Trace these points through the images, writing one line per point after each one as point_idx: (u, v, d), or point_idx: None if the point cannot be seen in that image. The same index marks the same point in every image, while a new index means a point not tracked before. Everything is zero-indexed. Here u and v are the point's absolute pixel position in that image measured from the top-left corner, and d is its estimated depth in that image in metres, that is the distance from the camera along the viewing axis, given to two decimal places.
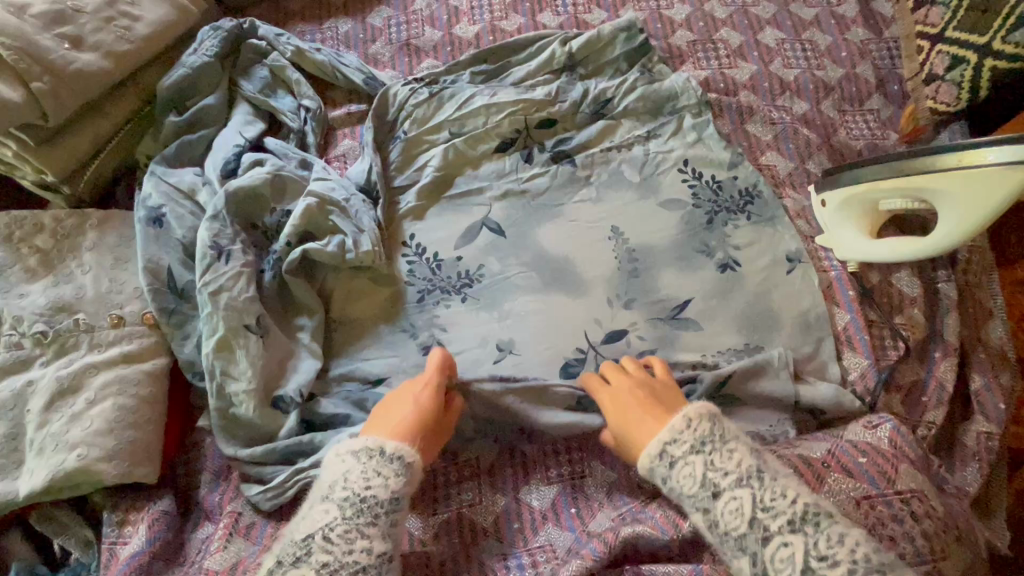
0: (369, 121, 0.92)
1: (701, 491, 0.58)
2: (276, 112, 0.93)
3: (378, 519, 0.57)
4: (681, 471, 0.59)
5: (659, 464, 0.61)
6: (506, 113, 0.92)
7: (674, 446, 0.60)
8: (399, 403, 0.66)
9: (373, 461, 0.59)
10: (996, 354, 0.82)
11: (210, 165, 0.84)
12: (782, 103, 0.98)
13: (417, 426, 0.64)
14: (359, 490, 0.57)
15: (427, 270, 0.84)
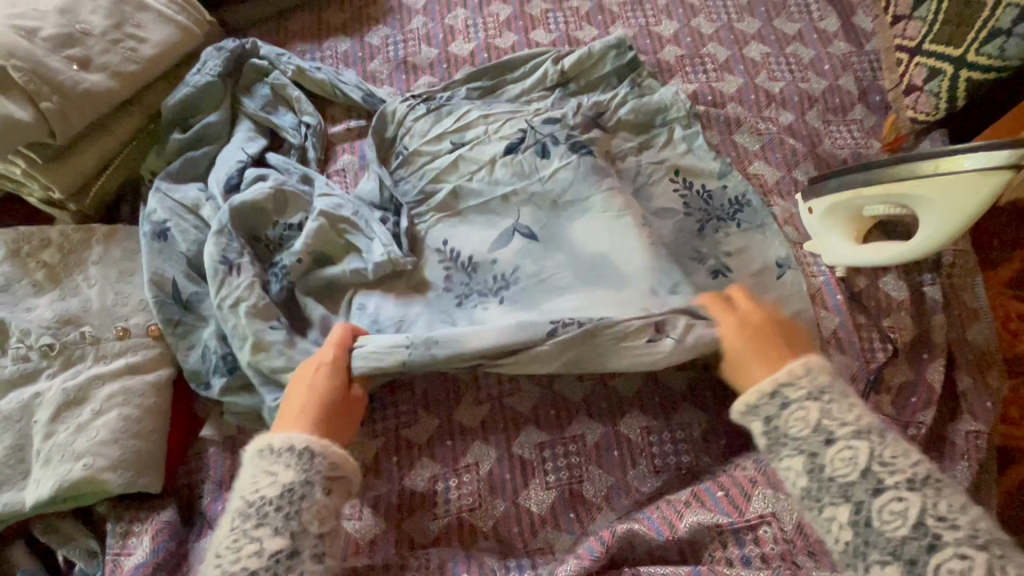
0: (369, 138, 0.96)
1: (813, 434, 0.57)
2: (277, 128, 0.96)
3: (267, 518, 0.55)
4: (791, 413, 0.59)
5: (769, 402, 0.60)
6: (505, 121, 0.93)
7: (791, 389, 0.60)
8: (294, 395, 0.65)
9: (264, 460, 0.58)
10: (981, 354, 0.84)
11: (214, 180, 0.87)
12: (769, 114, 1.01)
13: (313, 413, 0.63)
14: (250, 495, 0.56)
15: (463, 274, 0.83)
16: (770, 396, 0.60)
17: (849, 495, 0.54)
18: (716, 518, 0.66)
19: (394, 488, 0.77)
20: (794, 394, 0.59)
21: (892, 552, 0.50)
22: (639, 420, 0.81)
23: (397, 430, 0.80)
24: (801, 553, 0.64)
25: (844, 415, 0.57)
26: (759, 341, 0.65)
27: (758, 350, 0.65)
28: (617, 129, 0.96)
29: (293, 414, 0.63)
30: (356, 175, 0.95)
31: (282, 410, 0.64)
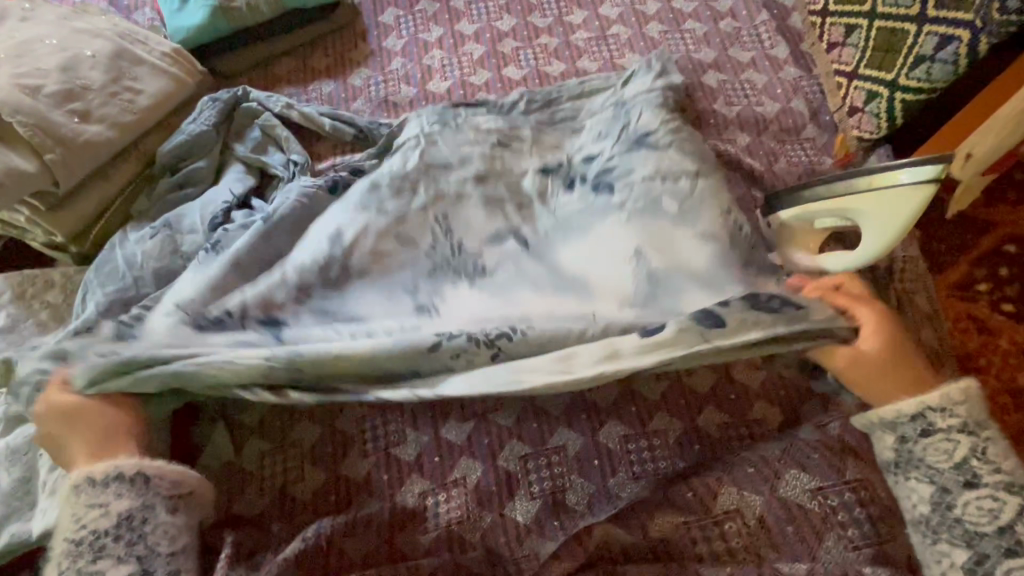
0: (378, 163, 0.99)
1: (953, 471, 0.65)
2: (267, 166, 1.02)
3: (110, 547, 0.62)
4: (931, 445, 0.66)
5: (911, 428, 0.67)
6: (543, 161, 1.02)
7: (941, 417, 0.66)
8: (95, 419, 0.70)
9: (84, 497, 0.64)
10: (935, 353, 0.90)
11: (199, 220, 0.93)
12: (727, 137, 1.09)
13: (105, 439, 0.69)
14: (81, 532, 0.62)
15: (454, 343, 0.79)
16: (913, 417, 0.67)
17: (969, 540, 0.63)
18: (684, 516, 0.72)
19: (385, 502, 0.81)
20: (942, 423, 0.66)
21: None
22: (615, 430, 0.85)
23: (388, 449, 0.85)
24: (765, 545, 0.69)
25: (993, 462, 0.65)
26: (892, 370, 0.71)
27: (900, 377, 0.71)
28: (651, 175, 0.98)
29: (96, 454, 0.68)
30: None
31: (83, 451, 0.68)
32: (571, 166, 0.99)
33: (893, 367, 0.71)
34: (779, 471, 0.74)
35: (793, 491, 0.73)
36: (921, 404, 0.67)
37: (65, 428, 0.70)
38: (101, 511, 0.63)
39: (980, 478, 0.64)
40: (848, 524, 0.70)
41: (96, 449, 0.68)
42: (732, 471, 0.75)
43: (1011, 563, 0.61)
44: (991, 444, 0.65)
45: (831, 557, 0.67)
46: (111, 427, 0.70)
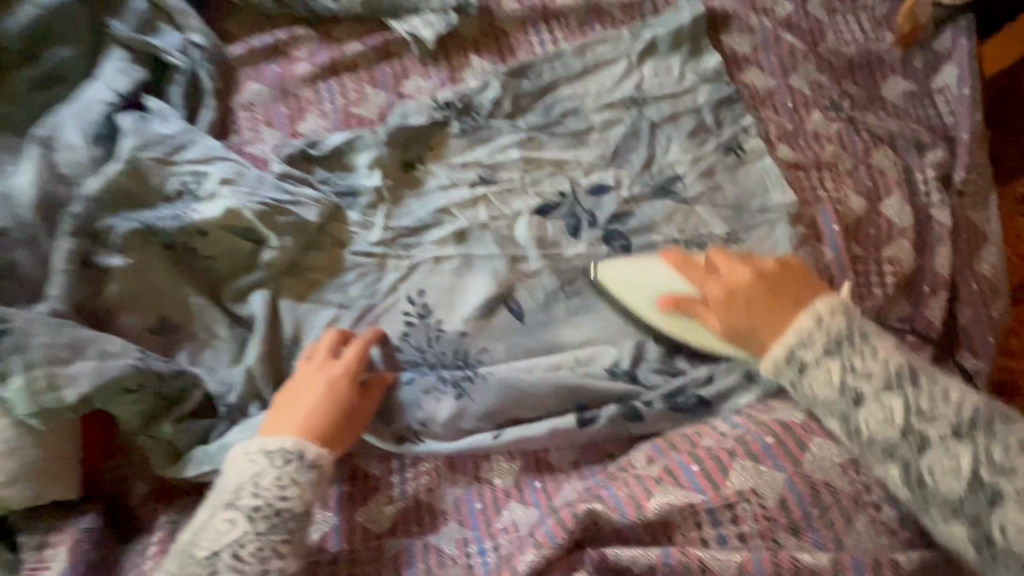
0: (316, 94, 0.80)
1: (840, 398, 0.58)
2: (158, 52, 0.77)
3: (292, 534, 0.59)
4: (812, 376, 0.59)
5: (787, 370, 0.60)
6: (522, 65, 0.81)
7: (806, 350, 0.60)
8: (308, 390, 0.64)
9: (290, 466, 0.60)
10: (986, 285, 0.76)
11: (75, 131, 0.71)
12: (762, 6, 0.85)
13: (331, 420, 0.63)
14: (274, 502, 0.59)
15: (422, 340, 0.74)
16: (786, 361, 0.60)
17: (894, 456, 0.56)
18: (690, 496, 0.59)
19: (342, 465, 0.71)
20: (811, 359, 0.59)
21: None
22: (609, 394, 0.71)
23: None
24: (784, 531, 0.57)
25: (866, 368, 0.58)
26: (757, 308, 0.62)
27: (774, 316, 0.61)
28: (658, 91, 0.81)
29: (286, 418, 0.63)
30: (267, 109, 0.80)
31: (283, 401, 0.64)
32: (557, 89, 0.82)
33: (774, 291, 0.62)
34: (805, 442, 0.60)
35: (823, 467, 0.59)
36: (779, 346, 0.60)
37: (299, 386, 0.65)
38: (290, 488, 0.59)
39: (861, 394, 0.57)
40: (883, 504, 0.59)
41: (297, 410, 0.63)
42: (749, 441, 0.60)
43: (932, 467, 0.55)
44: (856, 354, 0.59)
45: (857, 541, 0.57)
46: (321, 390, 0.64)
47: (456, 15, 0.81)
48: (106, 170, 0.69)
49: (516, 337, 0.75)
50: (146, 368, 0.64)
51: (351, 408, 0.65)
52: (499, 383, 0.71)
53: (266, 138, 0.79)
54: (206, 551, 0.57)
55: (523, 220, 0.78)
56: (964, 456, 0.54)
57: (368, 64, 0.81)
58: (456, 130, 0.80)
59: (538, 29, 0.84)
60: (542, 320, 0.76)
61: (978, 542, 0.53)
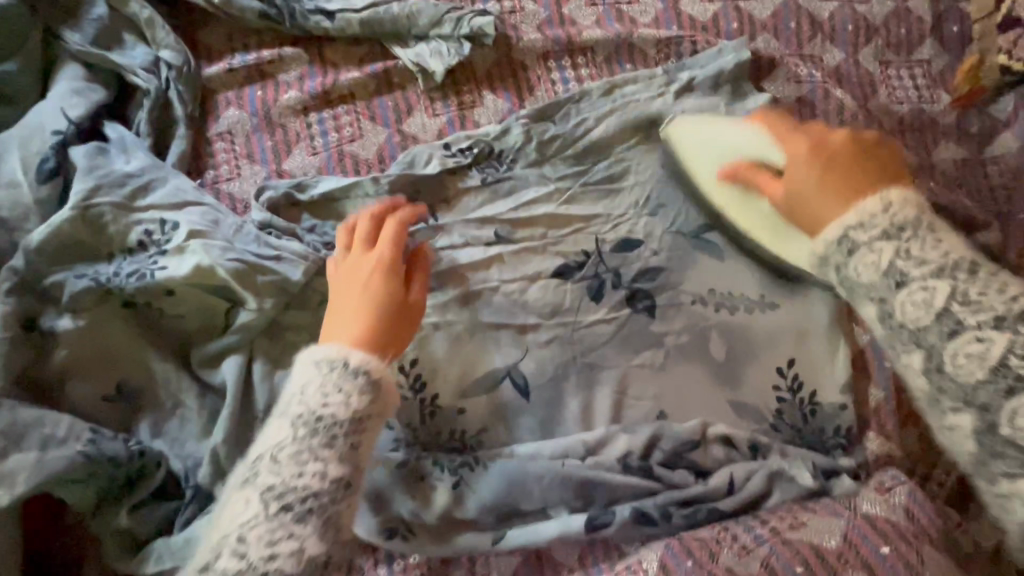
0: (308, 126, 0.70)
1: (883, 279, 0.52)
2: (122, 70, 0.67)
3: (336, 442, 0.50)
4: (860, 259, 0.53)
5: (835, 252, 0.54)
6: (543, 105, 0.72)
7: (860, 232, 0.53)
8: (346, 291, 0.58)
9: (335, 373, 0.52)
10: None
11: (18, 165, 0.60)
12: (811, 53, 0.75)
13: (377, 327, 0.56)
14: (314, 409, 0.51)
15: (414, 415, 0.67)
16: (837, 243, 0.54)
17: (921, 342, 0.51)
18: None
19: None
20: (863, 238, 0.53)
21: (967, 399, 0.50)
22: (624, 489, 0.64)
23: None
24: None
25: (924, 255, 0.51)
26: (833, 175, 0.56)
27: (844, 183, 0.56)
28: None
29: (335, 319, 0.57)
30: (248, 140, 0.70)
31: (332, 300, 0.58)
32: (582, 132, 0.73)
33: (851, 169, 0.56)
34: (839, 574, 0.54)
35: None
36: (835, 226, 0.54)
37: (337, 284, 0.60)
38: (331, 399, 0.51)
39: (907, 275, 0.51)
40: None
41: (339, 317, 0.57)
42: (775, 567, 0.55)
43: (959, 348, 0.49)
44: (917, 240, 0.51)
45: None
46: (356, 291, 0.58)
47: (469, 45, 0.70)
48: (53, 217, 0.59)
49: (520, 416, 0.68)
50: (97, 456, 0.56)
51: (400, 296, 0.58)
52: (503, 472, 0.64)
53: (246, 175, 0.69)
54: (254, 455, 0.51)
55: (536, 285, 0.70)
56: (994, 340, 0.48)
57: (366, 94, 0.71)
58: (476, 181, 0.71)
59: (560, 64, 0.73)
60: (550, 397, 0.69)
61: (983, 426, 0.49)
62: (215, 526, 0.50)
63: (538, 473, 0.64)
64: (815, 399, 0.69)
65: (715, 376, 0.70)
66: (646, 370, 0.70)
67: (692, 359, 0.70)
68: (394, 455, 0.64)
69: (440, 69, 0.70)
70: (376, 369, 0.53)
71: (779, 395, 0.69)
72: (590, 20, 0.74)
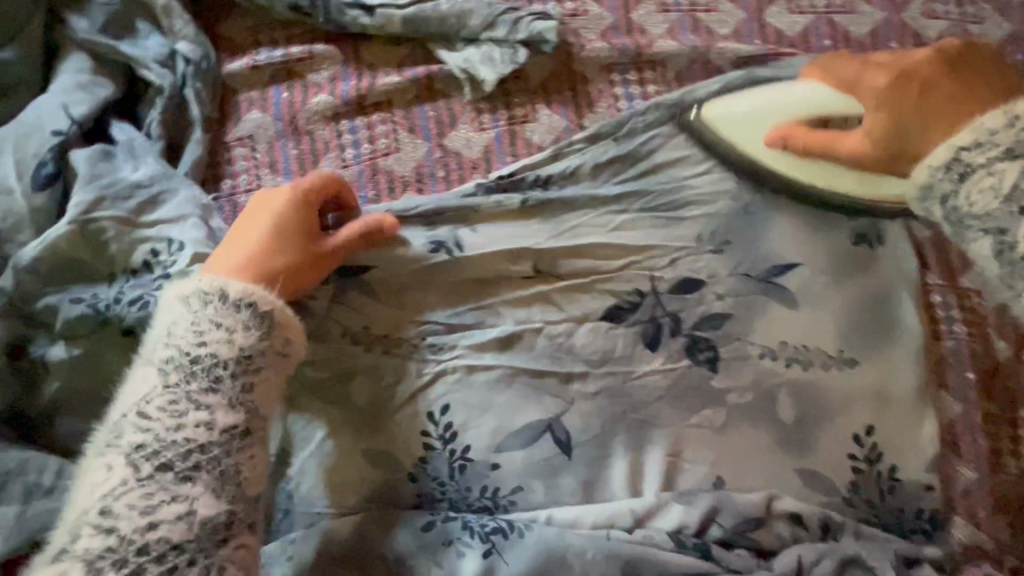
0: (337, 135, 0.62)
1: (1002, 207, 0.46)
2: (133, 63, 0.59)
3: (221, 386, 0.47)
4: (972, 188, 0.47)
5: (943, 180, 0.49)
6: (603, 125, 0.64)
7: (975, 151, 0.47)
8: (258, 217, 0.55)
9: (208, 310, 0.49)
10: None
11: (10, 171, 0.53)
12: None
13: (265, 262, 0.52)
14: (189, 350, 0.48)
15: (443, 469, 0.60)
16: (944, 170, 0.49)
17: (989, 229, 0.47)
18: None
19: None
20: (978, 157, 0.47)
21: None
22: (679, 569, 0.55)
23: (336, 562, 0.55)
24: None
25: None
26: (936, 87, 0.51)
27: (958, 96, 0.50)
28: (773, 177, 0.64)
29: (236, 247, 0.53)
30: (271, 147, 0.62)
31: (239, 228, 0.55)
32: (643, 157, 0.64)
33: (960, 88, 0.50)
34: None
35: None
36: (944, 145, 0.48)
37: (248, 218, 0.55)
38: (209, 332, 0.48)
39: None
40: None
41: (247, 242, 0.53)
42: None
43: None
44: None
45: None
46: (267, 222, 0.54)
47: (525, 51, 0.62)
48: (47, 232, 0.52)
49: (560, 476, 0.60)
50: None
51: (307, 242, 0.55)
52: (540, 541, 0.56)
53: (267, 186, 0.61)
54: (115, 414, 0.47)
55: (584, 328, 0.63)
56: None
57: (405, 101, 0.63)
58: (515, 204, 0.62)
59: (625, 78, 0.65)
60: (595, 455, 0.61)
61: None
62: (67, 508, 0.45)
63: (581, 545, 0.56)
64: (894, 474, 0.61)
65: (780, 442, 0.62)
66: (703, 431, 0.62)
67: (755, 420, 0.62)
68: (418, 515, 0.57)
69: (491, 78, 0.61)
70: (262, 301, 0.50)
71: (854, 466, 0.61)
72: (662, 28, 0.65)
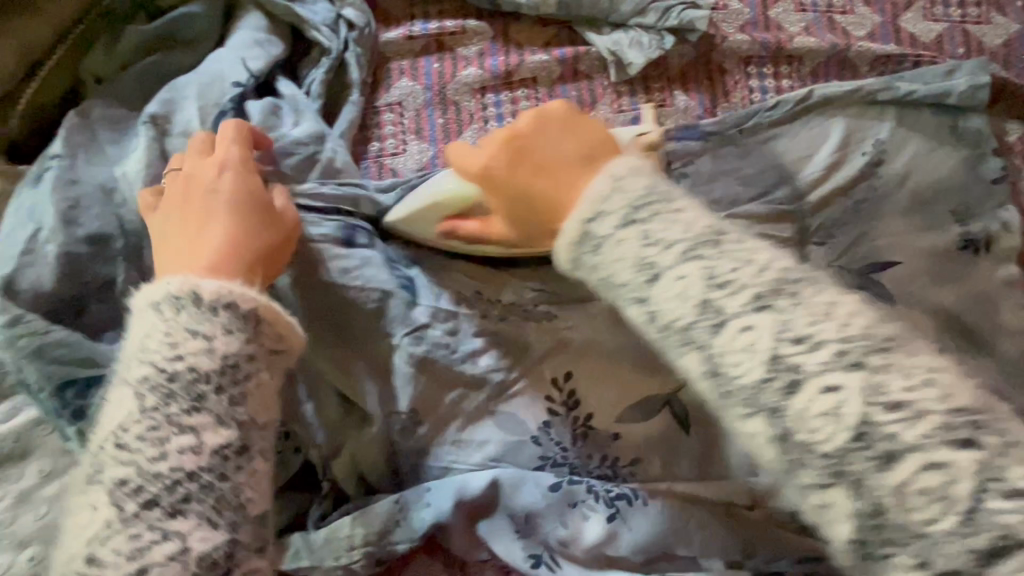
0: (481, 107, 0.65)
1: (762, 371, 0.41)
2: (303, 24, 0.62)
3: (206, 400, 0.43)
4: (676, 278, 0.44)
5: (581, 249, 0.48)
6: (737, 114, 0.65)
7: (599, 224, 0.47)
8: (204, 214, 0.49)
9: (179, 314, 0.45)
10: None
11: (192, 114, 0.56)
12: None
13: (229, 250, 0.48)
14: (165, 365, 0.43)
15: (565, 434, 0.61)
16: (579, 241, 0.48)
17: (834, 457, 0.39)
18: None
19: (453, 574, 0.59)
20: (605, 238, 0.47)
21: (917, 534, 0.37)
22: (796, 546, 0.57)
23: (469, 512, 0.57)
24: None
25: (737, 276, 0.43)
26: (537, 164, 0.53)
27: (539, 168, 0.53)
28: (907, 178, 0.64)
29: (181, 251, 0.48)
30: (419, 114, 0.65)
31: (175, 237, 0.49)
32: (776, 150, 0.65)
33: (523, 154, 0.53)
34: None
35: None
36: (571, 221, 0.48)
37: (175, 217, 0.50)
38: (183, 342, 0.44)
39: (657, 265, 0.45)
40: None
41: (191, 243, 0.48)
42: None
43: (727, 345, 0.42)
44: (657, 220, 0.46)
45: None
46: (218, 211, 0.49)
47: (672, 38, 0.65)
48: None
49: (678, 451, 0.61)
50: None
51: (262, 217, 0.50)
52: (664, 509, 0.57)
53: (412, 151, 0.64)
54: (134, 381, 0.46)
55: None
56: (953, 471, 0.37)
57: (549, 79, 0.66)
58: None
59: (761, 70, 0.66)
60: (712, 435, 0.62)
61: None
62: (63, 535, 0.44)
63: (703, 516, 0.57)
64: None
65: None
66: None
67: None
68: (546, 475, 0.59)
69: (635, 61, 0.64)
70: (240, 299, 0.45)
71: None
72: (798, 26, 0.67)
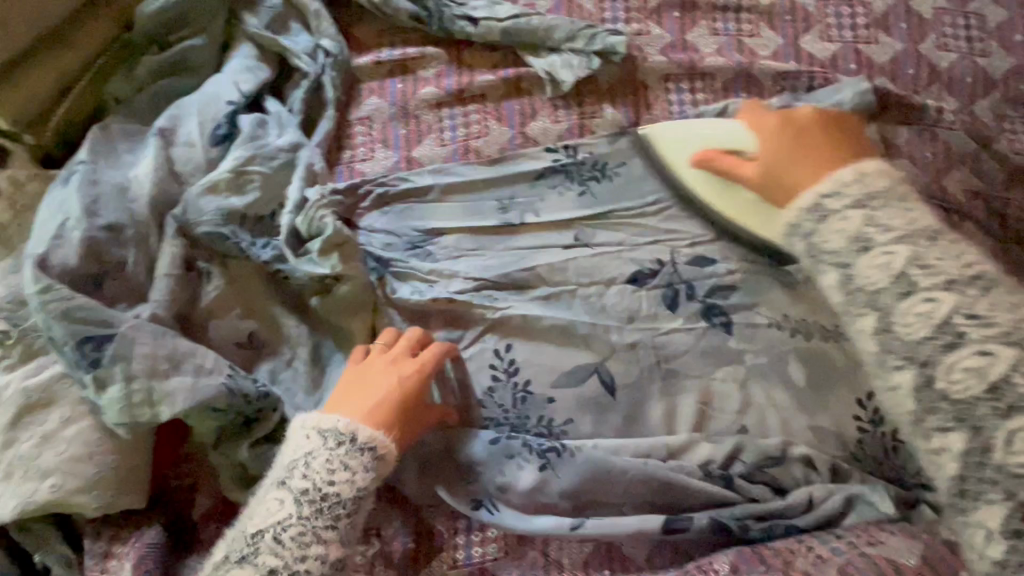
0: (438, 120, 0.77)
1: (879, 280, 0.54)
2: (287, 53, 0.75)
3: (339, 522, 0.56)
4: (872, 258, 0.54)
5: (806, 219, 0.58)
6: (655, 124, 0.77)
7: (832, 199, 0.57)
8: (375, 378, 0.61)
9: (340, 450, 0.57)
10: None
11: (193, 127, 0.68)
12: (927, 98, 0.76)
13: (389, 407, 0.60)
14: (321, 487, 0.56)
15: (507, 398, 0.70)
16: (808, 209, 0.58)
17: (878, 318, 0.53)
18: None
19: (408, 517, 0.69)
20: (836, 204, 0.57)
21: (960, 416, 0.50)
22: (702, 494, 0.66)
23: (422, 461, 0.69)
24: None
25: (892, 225, 0.54)
26: (808, 141, 0.61)
27: (826, 146, 0.61)
28: None
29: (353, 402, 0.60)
30: (385, 127, 0.76)
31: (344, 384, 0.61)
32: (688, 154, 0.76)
33: (819, 136, 0.61)
34: None
35: None
36: (809, 193, 0.58)
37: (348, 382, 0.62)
38: (337, 473, 0.57)
39: (874, 240, 0.54)
40: None
41: (360, 399, 0.60)
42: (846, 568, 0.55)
43: (908, 310, 0.52)
44: (887, 208, 0.55)
45: None
46: (390, 380, 0.61)
47: (598, 60, 0.76)
48: (214, 173, 0.67)
49: (605, 412, 0.70)
50: (234, 390, 0.60)
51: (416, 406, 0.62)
52: (587, 460, 0.66)
53: (379, 158, 0.76)
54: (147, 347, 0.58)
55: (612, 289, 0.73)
56: (996, 357, 0.49)
57: (496, 96, 0.77)
58: (575, 191, 0.76)
59: (678, 86, 0.77)
60: (634, 399, 0.70)
61: (975, 450, 0.49)
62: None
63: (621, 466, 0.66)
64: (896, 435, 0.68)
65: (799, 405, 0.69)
66: (727, 384, 0.70)
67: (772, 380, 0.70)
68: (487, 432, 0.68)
69: (566, 79, 0.75)
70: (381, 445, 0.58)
71: (859, 426, 0.68)
72: (711, 48, 0.78)
